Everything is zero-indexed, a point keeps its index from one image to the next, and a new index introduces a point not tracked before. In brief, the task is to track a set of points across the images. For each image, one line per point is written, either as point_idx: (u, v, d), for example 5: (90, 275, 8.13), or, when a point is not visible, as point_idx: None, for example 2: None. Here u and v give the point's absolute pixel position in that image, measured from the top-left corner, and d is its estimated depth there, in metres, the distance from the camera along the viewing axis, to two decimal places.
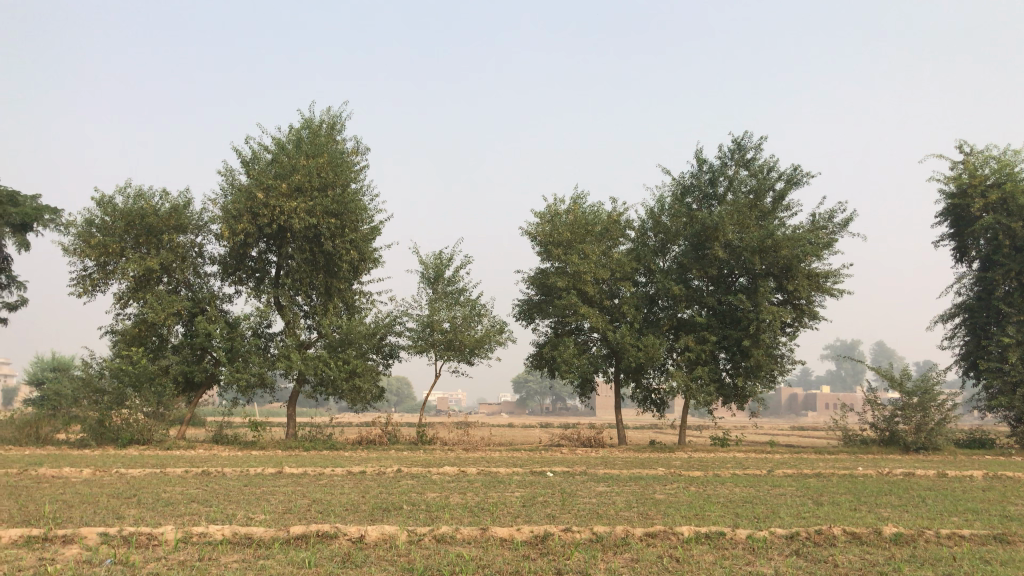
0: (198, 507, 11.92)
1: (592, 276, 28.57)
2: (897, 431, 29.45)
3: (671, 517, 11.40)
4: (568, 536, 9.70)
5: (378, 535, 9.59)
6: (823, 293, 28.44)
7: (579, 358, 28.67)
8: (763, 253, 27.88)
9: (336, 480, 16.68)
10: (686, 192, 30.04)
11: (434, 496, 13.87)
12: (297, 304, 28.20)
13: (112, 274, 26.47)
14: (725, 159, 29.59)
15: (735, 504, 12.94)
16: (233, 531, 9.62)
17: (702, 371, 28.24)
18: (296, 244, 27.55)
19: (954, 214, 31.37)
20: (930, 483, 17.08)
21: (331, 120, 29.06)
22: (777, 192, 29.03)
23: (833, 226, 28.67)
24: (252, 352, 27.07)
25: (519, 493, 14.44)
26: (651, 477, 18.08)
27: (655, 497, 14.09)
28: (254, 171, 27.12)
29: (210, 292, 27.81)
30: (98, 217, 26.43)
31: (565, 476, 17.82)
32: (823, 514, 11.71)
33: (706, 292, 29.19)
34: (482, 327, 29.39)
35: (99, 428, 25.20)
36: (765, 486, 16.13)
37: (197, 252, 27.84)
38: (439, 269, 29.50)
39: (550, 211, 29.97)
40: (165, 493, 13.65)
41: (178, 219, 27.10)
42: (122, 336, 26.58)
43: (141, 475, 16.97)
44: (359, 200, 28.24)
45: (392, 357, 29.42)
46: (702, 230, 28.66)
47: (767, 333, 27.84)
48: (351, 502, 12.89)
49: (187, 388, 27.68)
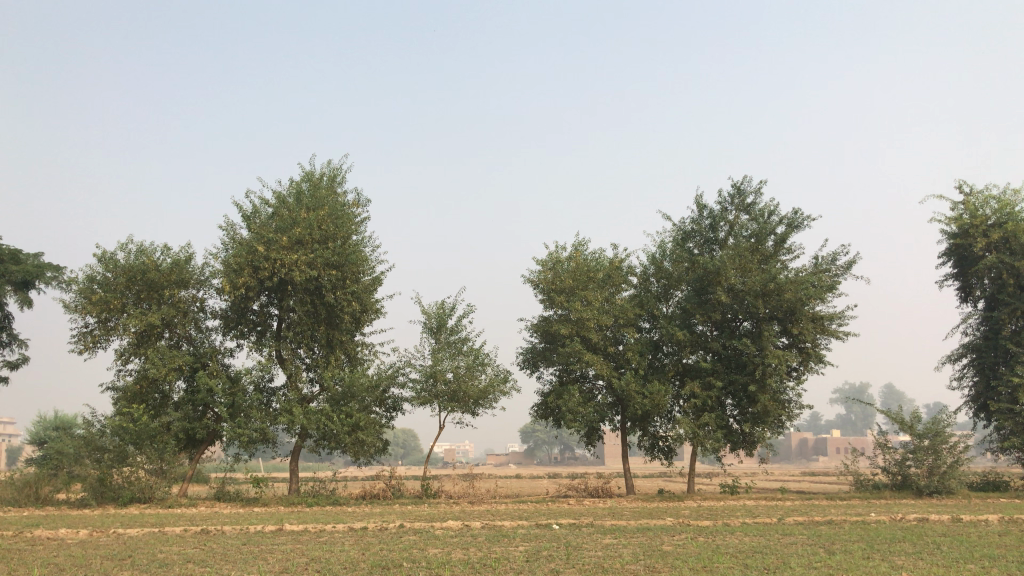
0: (193, 568, 11.61)
1: (595, 322, 28.40)
2: (909, 475, 28.91)
3: (679, 569, 11.06)
4: None
5: None
6: (828, 336, 28.21)
7: (584, 407, 28.35)
8: (767, 296, 27.75)
9: (337, 537, 16.32)
10: (687, 237, 30.02)
11: (436, 552, 13.53)
12: (299, 357, 28.01)
13: (113, 330, 26.33)
14: (725, 204, 29.61)
15: (745, 555, 12.59)
16: None
17: (709, 417, 27.86)
18: (297, 296, 27.50)
19: (957, 254, 31.22)
20: (946, 529, 16.66)
21: (331, 173, 29.20)
22: (779, 235, 28.96)
23: (835, 268, 28.55)
24: (254, 407, 26.83)
25: (523, 547, 14.09)
26: (660, 528, 17.69)
27: (663, 549, 13.73)
28: (255, 225, 27.17)
29: (211, 347, 27.64)
30: (100, 273, 26.41)
31: (572, 528, 17.43)
32: (836, 564, 11.36)
33: (710, 337, 28.96)
34: (486, 377, 29.13)
35: (100, 487, 24.83)
36: (776, 535, 15.76)
37: (199, 307, 27.75)
38: (442, 319, 29.36)
39: (552, 258, 29.89)
40: (160, 554, 13.32)
41: (179, 274, 27.07)
42: (123, 392, 26.38)
43: (139, 535, 16.64)
44: (360, 252, 28.23)
45: (395, 409, 29.12)
46: (704, 275, 28.56)
47: (773, 378, 27.56)
48: (350, 560, 12.58)
49: (188, 444, 27.32)
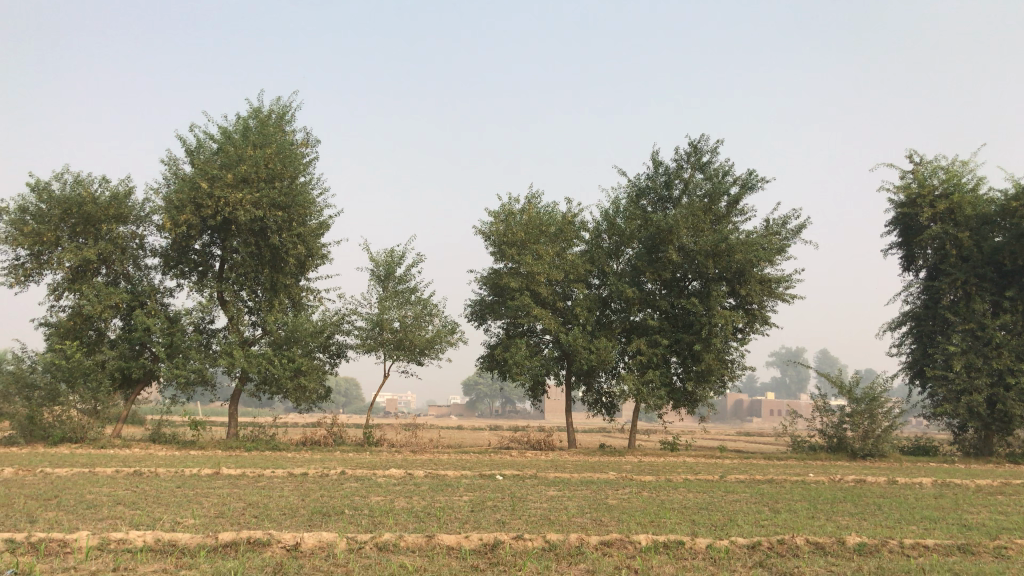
0: (123, 510, 11.07)
1: (545, 277, 28.11)
2: (845, 438, 29.48)
3: (628, 524, 10.89)
4: (519, 545, 9.05)
5: (315, 543, 8.78)
6: (775, 299, 28.38)
7: (531, 360, 28.20)
8: (718, 256, 27.74)
9: (276, 482, 15.93)
10: (641, 194, 29.76)
11: (378, 500, 13.22)
12: (242, 299, 27.27)
13: (45, 265, 25.26)
14: (681, 162, 29.42)
15: (691, 511, 12.49)
16: (156, 537, 8.69)
17: (654, 375, 27.92)
18: (241, 237, 26.62)
19: (903, 223, 31.56)
20: (884, 491, 16.91)
21: (280, 110, 28.18)
22: (732, 196, 28.87)
23: (786, 231, 28.63)
24: (193, 348, 26.07)
25: (468, 497, 13.87)
26: (604, 481, 17.60)
27: (609, 503, 13.61)
28: (198, 160, 26.13)
29: (150, 285, 26.70)
30: (32, 204, 25.17)
31: (516, 479, 17.26)
32: (782, 522, 11.34)
33: (659, 295, 28.94)
34: (433, 327, 28.74)
35: (29, 425, 23.94)
36: (719, 492, 15.80)
37: (138, 244, 26.69)
38: (390, 267, 28.80)
39: (504, 210, 29.43)
40: (90, 495, 12.71)
41: (118, 209, 25.98)
42: (56, 329, 25.42)
43: (68, 474, 16.00)
44: (308, 193, 27.39)
45: (339, 356, 28.63)
46: (656, 233, 28.36)
47: (719, 338, 27.66)
48: (290, 506, 12.18)
49: (123, 384, 26.49)
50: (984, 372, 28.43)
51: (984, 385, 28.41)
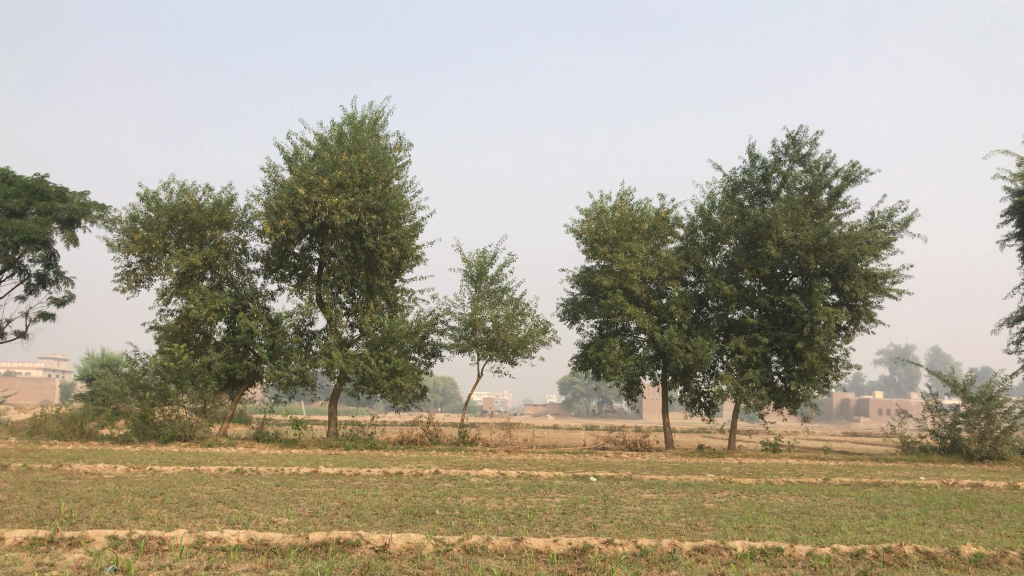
0: (221, 509, 11.35)
1: (639, 274, 27.68)
2: (959, 439, 27.97)
3: (724, 529, 10.51)
4: (609, 549, 8.83)
5: (404, 544, 8.78)
6: (882, 295, 27.15)
7: (625, 359, 27.79)
8: (819, 251, 26.76)
9: (371, 482, 16.12)
10: (738, 189, 28.96)
11: (470, 500, 13.20)
12: (340, 301, 27.86)
13: (155, 270, 26.34)
14: (779, 154, 28.49)
15: (791, 516, 12.01)
16: (249, 536, 8.84)
17: (753, 374, 27.14)
18: (337, 241, 27.15)
19: (1021, 212, 29.75)
20: (1003, 496, 15.91)
21: (374, 115, 28.62)
22: (834, 188, 27.80)
23: (892, 224, 27.37)
24: (294, 349, 26.72)
25: (560, 499, 13.72)
26: (701, 484, 17.15)
27: (705, 506, 13.23)
28: (296, 166, 26.80)
29: (252, 289, 27.48)
30: (142, 213, 26.31)
31: (610, 481, 17.01)
32: (890, 529, 10.75)
33: (757, 292, 28.12)
34: (527, 327, 28.67)
35: (143, 425, 24.93)
36: (822, 496, 15.16)
37: (241, 248, 27.53)
38: (483, 267, 28.88)
39: (596, 208, 29.13)
40: (192, 493, 13.11)
41: (221, 215, 26.81)
42: (165, 332, 26.51)
43: (174, 472, 16.58)
44: (402, 196, 27.73)
45: (434, 356, 28.89)
46: (754, 228, 27.57)
47: (822, 336, 26.69)
48: (383, 505, 12.26)
49: (228, 384, 27.36)
50: None
51: None
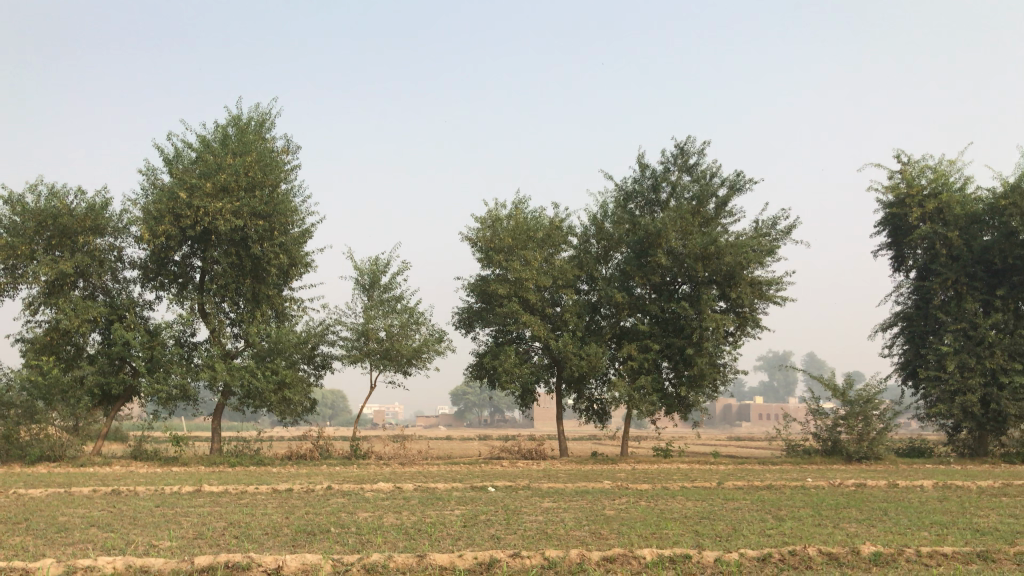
0: (95, 533, 10.45)
1: (533, 283, 27.61)
2: (840, 441, 29.01)
3: (629, 537, 10.35)
4: (517, 563, 8.51)
5: (299, 566, 8.22)
6: (767, 301, 27.94)
7: (520, 367, 27.63)
8: (707, 259, 27.34)
9: (260, 499, 15.32)
10: (628, 198, 29.32)
11: (366, 516, 12.65)
12: (223, 311, 26.68)
13: (21, 279, 24.54)
14: (668, 164, 29.02)
15: (693, 521, 12.01)
16: (127, 563, 8.10)
17: (645, 380, 27.48)
18: (221, 248, 25.98)
19: (892, 223, 31.19)
20: (887, 495, 16.43)
21: (260, 118, 27.59)
22: (720, 198, 28.47)
23: (775, 232, 28.25)
24: (174, 362, 25.35)
25: (460, 511, 13.32)
26: (600, 491, 17.05)
27: (607, 514, 13.10)
28: (177, 169, 25.51)
29: (129, 298, 25.97)
30: (6, 217, 24.45)
31: (509, 491, 16.73)
32: (790, 531, 10.85)
33: (648, 300, 28.51)
34: (420, 336, 28.16)
35: (6, 445, 23.24)
36: (719, 500, 15.29)
37: (116, 256, 25.99)
38: (375, 276, 28.19)
39: (491, 216, 28.92)
40: (62, 518, 12.06)
41: (95, 220, 25.25)
42: (31, 344, 24.66)
43: (43, 495, 15.32)
44: (290, 201, 26.78)
45: (324, 368, 28.00)
46: (645, 236, 27.95)
47: (710, 342, 27.24)
48: (273, 524, 11.59)
49: (103, 399, 25.73)
50: (978, 372, 28.15)
51: (977, 385, 28.12)
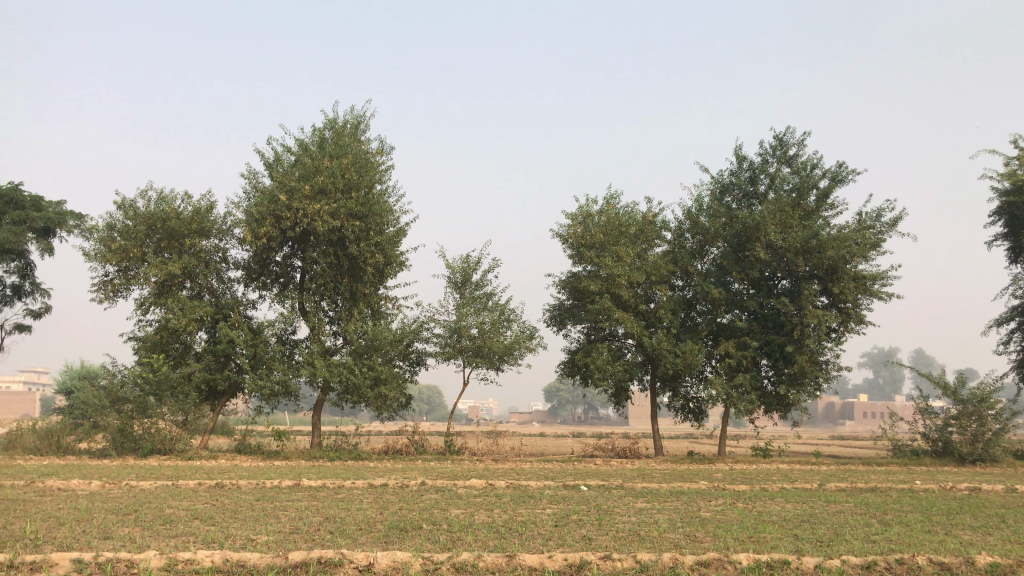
0: (197, 526, 10.78)
1: (626, 279, 27.27)
2: (951, 442, 27.65)
3: (725, 540, 10.04)
4: (608, 565, 8.34)
5: (390, 563, 8.28)
6: (871, 296, 26.83)
7: (613, 365, 27.34)
8: (808, 253, 26.41)
9: (356, 494, 15.57)
10: (725, 191, 28.62)
11: (459, 513, 12.69)
12: (323, 309, 27.30)
13: (133, 280, 25.71)
14: (766, 156, 28.21)
15: (792, 525, 11.59)
16: (224, 557, 8.32)
17: (742, 378, 26.77)
18: (319, 248, 26.58)
19: (1009, 213, 29.55)
20: (1004, 501, 15.52)
21: (356, 120, 28.11)
22: (822, 190, 27.50)
23: (880, 224, 27.10)
24: (276, 359, 26.10)
25: (551, 510, 13.24)
26: (695, 492, 16.68)
27: (702, 516, 12.78)
28: (277, 173, 26.23)
29: (233, 298, 26.85)
30: (120, 222, 25.67)
31: (601, 490, 16.52)
32: (898, 538, 10.33)
33: (746, 295, 27.76)
34: (512, 333, 28.18)
35: (121, 438, 24.25)
36: (821, 502, 14.73)
37: (221, 257, 26.90)
38: (466, 273, 28.36)
39: (582, 212, 28.70)
40: (168, 510, 12.52)
41: (200, 223, 26.17)
42: (144, 342, 25.81)
43: (152, 487, 15.96)
44: (385, 202, 27.20)
45: (419, 364, 28.35)
46: (743, 231, 27.23)
47: (811, 339, 26.37)
48: (367, 520, 11.75)
49: (210, 395, 26.67)
50: None
51: None
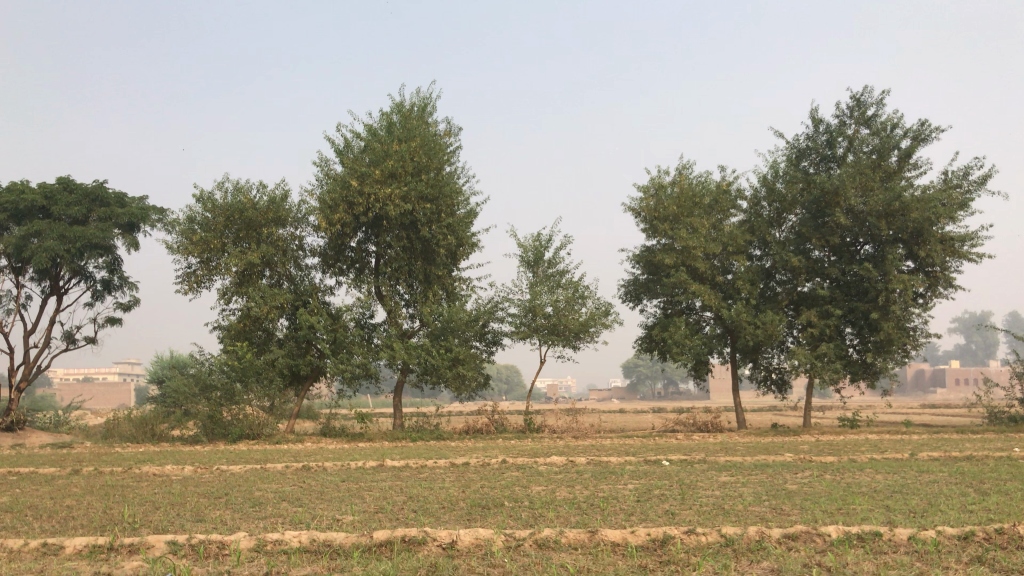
0: (285, 508, 11.05)
1: (701, 251, 26.81)
2: None
3: (812, 513, 9.79)
4: (692, 540, 8.21)
5: (472, 540, 8.33)
6: (960, 258, 25.79)
7: (691, 339, 26.98)
8: (891, 217, 25.52)
9: (438, 474, 15.73)
10: (801, 155, 27.79)
11: (540, 490, 12.71)
12: (399, 293, 27.63)
13: (215, 270, 26.44)
14: (843, 118, 27.28)
15: (883, 496, 11.22)
16: (311, 537, 8.48)
17: (826, 347, 26.08)
18: (393, 233, 26.86)
19: None
20: None
21: (422, 103, 28.19)
22: (904, 149, 26.47)
23: (968, 183, 25.97)
24: (355, 343, 26.55)
25: (633, 485, 13.13)
26: (780, 464, 16.36)
27: (788, 488, 12.50)
28: (348, 159, 26.54)
29: (312, 284, 27.35)
30: (199, 214, 26.41)
31: (684, 465, 16.34)
32: (997, 507, 9.91)
33: (827, 263, 26.97)
34: (588, 310, 28.03)
35: (211, 424, 25.16)
36: (913, 472, 14.25)
37: (298, 245, 27.41)
38: (539, 252, 28.29)
39: (654, 184, 28.25)
40: (257, 492, 12.88)
41: (276, 212, 26.68)
42: (228, 331, 26.56)
43: (242, 471, 16.42)
44: (454, 183, 27.30)
45: (495, 344, 28.47)
46: (821, 196, 26.42)
47: (897, 305, 25.53)
48: (449, 498, 11.87)
49: (293, 380, 27.33)
50: None
51: None
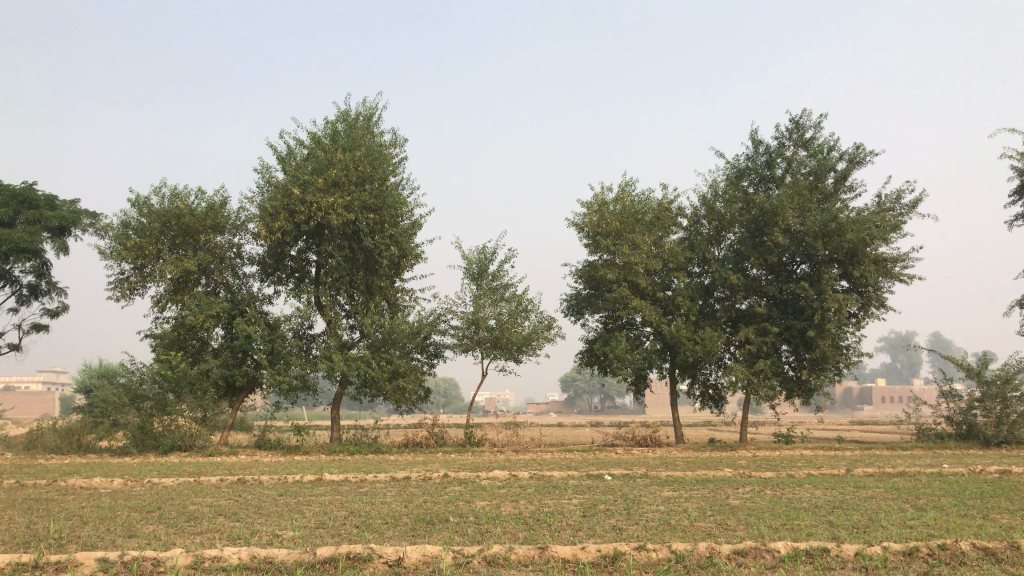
0: (222, 523, 10.67)
1: (643, 267, 27.02)
2: (976, 425, 27.28)
3: (758, 528, 9.86)
4: (642, 556, 8.17)
5: (419, 557, 8.14)
6: (893, 279, 26.47)
7: (632, 354, 27.13)
8: (827, 237, 26.08)
9: (379, 488, 15.44)
10: (741, 175, 28.24)
11: (484, 505, 12.54)
12: (339, 304, 27.24)
13: (149, 277, 25.67)
14: (783, 139, 27.85)
15: (825, 511, 11.35)
16: (251, 554, 8.18)
17: (763, 364, 26.50)
18: (335, 242, 26.47)
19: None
20: None
21: (367, 112, 27.90)
22: (840, 172, 27.12)
23: (900, 206, 26.71)
24: (294, 353, 26.02)
25: (578, 500, 13.07)
26: (721, 479, 16.50)
27: (731, 503, 12.59)
28: (290, 167, 26.09)
29: (250, 293, 26.75)
30: (134, 219, 25.63)
31: (626, 479, 16.37)
32: (936, 522, 10.11)
33: (765, 281, 27.45)
34: (530, 324, 27.98)
35: (141, 436, 24.31)
36: (851, 488, 14.50)
37: (235, 253, 26.78)
38: (483, 265, 28.18)
39: (597, 200, 28.42)
40: (192, 506, 12.46)
41: (214, 219, 26.04)
42: (161, 340, 25.78)
43: (174, 484, 15.89)
44: (398, 194, 27.04)
45: (437, 357, 28.22)
46: (760, 215, 26.89)
47: (832, 323, 26.05)
48: (393, 513, 11.64)
49: (228, 391, 26.64)
50: None
51: None
